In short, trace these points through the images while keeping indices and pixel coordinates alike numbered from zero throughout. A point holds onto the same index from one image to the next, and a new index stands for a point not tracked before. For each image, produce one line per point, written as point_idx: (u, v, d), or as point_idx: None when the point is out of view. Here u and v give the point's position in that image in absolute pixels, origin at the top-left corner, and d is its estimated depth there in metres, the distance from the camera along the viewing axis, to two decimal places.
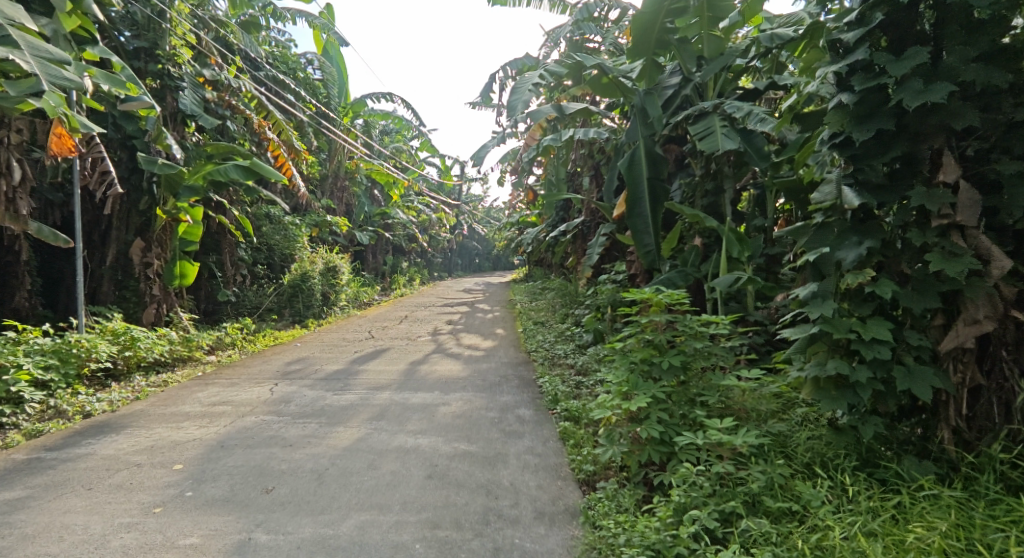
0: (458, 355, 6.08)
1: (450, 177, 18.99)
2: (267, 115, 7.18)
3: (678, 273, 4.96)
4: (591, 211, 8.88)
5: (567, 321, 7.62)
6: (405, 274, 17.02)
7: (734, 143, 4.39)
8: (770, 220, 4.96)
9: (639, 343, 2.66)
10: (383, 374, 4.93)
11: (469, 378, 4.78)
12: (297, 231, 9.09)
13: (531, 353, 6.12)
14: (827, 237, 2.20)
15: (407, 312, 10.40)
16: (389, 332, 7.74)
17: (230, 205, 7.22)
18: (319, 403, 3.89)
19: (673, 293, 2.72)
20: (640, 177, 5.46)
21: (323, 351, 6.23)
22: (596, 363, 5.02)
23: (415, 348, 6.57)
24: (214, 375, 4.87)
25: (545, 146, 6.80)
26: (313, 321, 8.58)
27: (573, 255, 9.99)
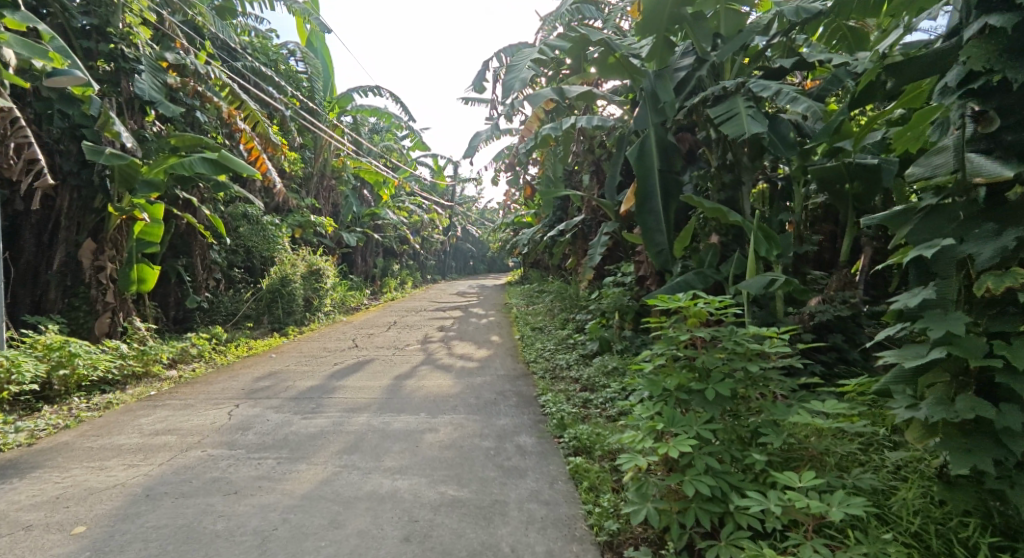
0: (450, 367, 5.50)
1: (443, 176, 18.43)
2: (240, 106, 6.60)
3: (697, 276, 4.44)
4: (592, 209, 8.35)
5: (568, 327, 7.05)
6: (397, 277, 16.42)
7: (762, 126, 3.84)
8: (799, 214, 4.43)
9: (673, 365, 2.10)
10: (364, 391, 4.35)
11: (462, 396, 4.21)
12: (278, 232, 8.49)
13: (531, 363, 5.55)
14: (945, 227, 1.88)
15: (397, 318, 9.80)
16: (375, 341, 7.14)
17: (200, 203, 6.63)
18: (284, 431, 3.30)
19: (715, 301, 2.17)
20: (651, 169, 4.95)
21: (301, 363, 5.64)
22: (604, 377, 4.47)
23: (403, 359, 5.99)
24: (169, 394, 4.26)
25: (544, 136, 6.24)
26: (294, 328, 7.97)
27: (573, 256, 9.44)
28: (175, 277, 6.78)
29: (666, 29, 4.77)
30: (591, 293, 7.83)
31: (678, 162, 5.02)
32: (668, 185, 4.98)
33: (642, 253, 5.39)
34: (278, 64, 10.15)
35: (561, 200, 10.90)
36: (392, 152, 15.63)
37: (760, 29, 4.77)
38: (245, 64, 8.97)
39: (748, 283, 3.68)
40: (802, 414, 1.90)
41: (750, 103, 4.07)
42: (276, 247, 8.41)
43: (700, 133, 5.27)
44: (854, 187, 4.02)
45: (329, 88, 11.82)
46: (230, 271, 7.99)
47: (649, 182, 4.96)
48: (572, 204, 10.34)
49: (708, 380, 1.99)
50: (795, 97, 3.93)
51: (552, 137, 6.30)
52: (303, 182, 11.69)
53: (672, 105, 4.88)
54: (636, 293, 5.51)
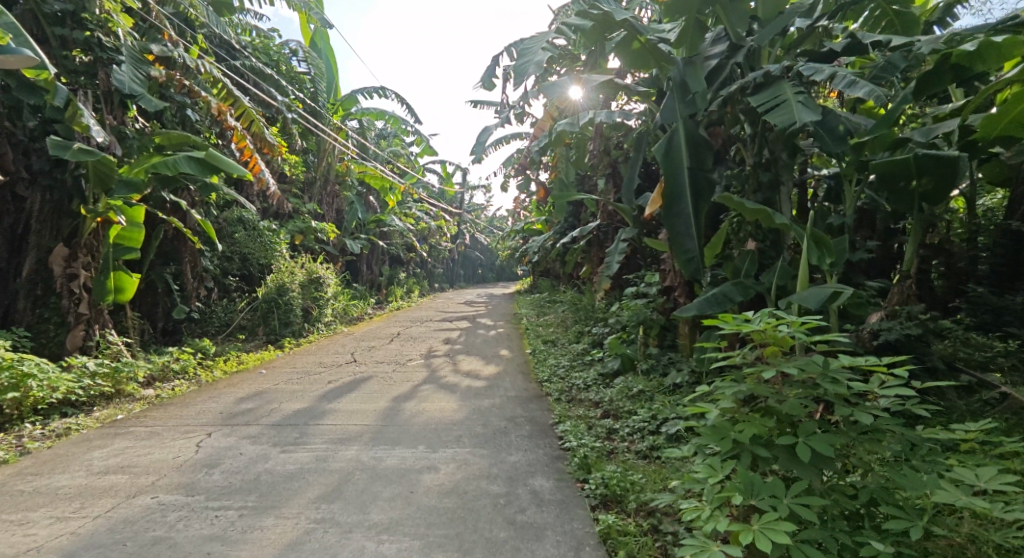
0: (455, 385, 5.00)
1: (451, 183, 18.02)
2: (234, 104, 6.18)
3: (736, 287, 3.88)
4: (608, 214, 7.86)
5: (583, 342, 6.52)
6: (403, 286, 15.97)
7: (815, 115, 3.34)
8: (852, 216, 3.90)
9: (750, 408, 1.58)
10: (357, 416, 3.85)
11: (468, 423, 3.70)
12: (275, 238, 8.06)
13: (544, 382, 5.03)
14: None
15: (401, 329, 9.33)
16: (376, 354, 6.67)
17: (190, 207, 6.22)
18: (257, 469, 2.80)
19: (802, 322, 1.64)
20: (680, 165, 4.45)
21: (294, 380, 5.17)
22: (629, 403, 3.94)
23: (404, 376, 5.49)
24: (137, 418, 3.80)
25: (558, 133, 5.72)
26: (290, 340, 7.51)
27: (587, 265, 8.93)
28: (162, 285, 6.37)
29: (698, 10, 4.30)
30: (607, 304, 7.30)
31: (709, 159, 4.51)
32: (699, 183, 4.47)
33: (668, 261, 4.87)
34: (280, 65, 9.82)
35: (573, 206, 10.42)
36: (399, 158, 15.26)
37: (802, 11, 4.29)
38: (244, 63, 8.62)
39: (799, 295, 3.12)
40: (945, 489, 1.37)
41: (799, 89, 3.57)
42: (273, 253, 7.98)
43: (733, 128, 4.77)
44: (921, 184, 3.48)
45: (333, 90, 11.48)
46: (224, 280, 7.55)
47: (677, 180, 4.45)
48: (586, 210, 9.85)
49: (800, 432, 1.46)
50: (854, 81, 3.44)
51: (566, 134, 5.80)
52: (306, 187, 11.31)
53: (704, 95, 4.39)
54: (661, 305, 4.97)
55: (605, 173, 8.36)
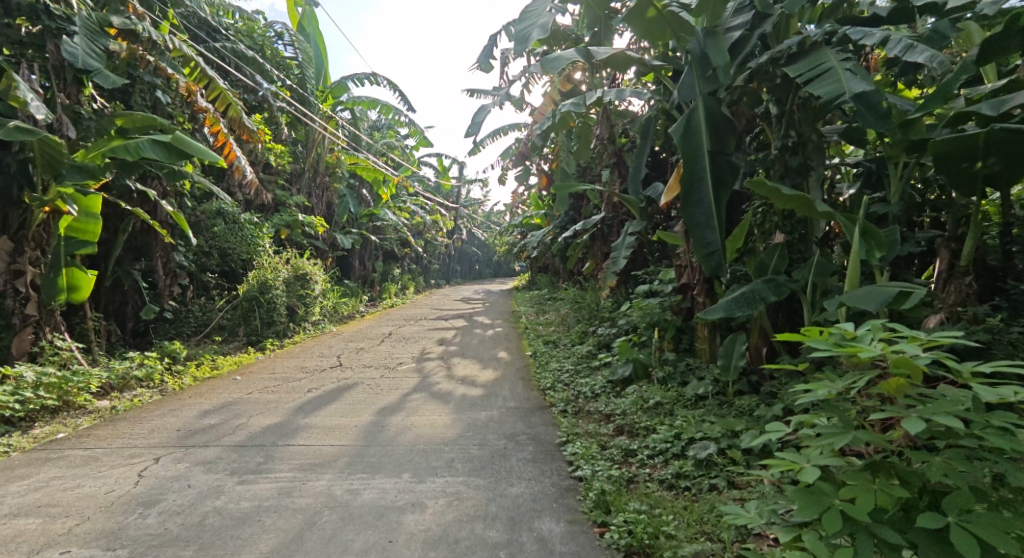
0: (448, 394, 4.52)
1: (447, 177, 17.48)
2: (208, 86, 5.75)
3: (768, 286, 3.41)
4: (613, 206, 7.40)
5: (588, 344, 6.04)
6: (397, 282, 15.46)
7: (868, 84, 2.86)
8: (899, 205, 3.43)
9: (877, 469, 1.38)
10: (335, 433, 3.36)
11: (462, 443, 3.22)
12: (257, 232, 7.55)
13: (547, 390, 4.57)
14: None
15: (394, 328, 8.84)
16: (364, 357, 6.18)
17: (161, 198, 5.81)
18: (203, 507, 2.32)
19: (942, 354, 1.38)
20: (700, 150, 3.97)
21: (271, 388, 4.69)
22: (645, 417, 3.49)
23: (393, 382, 5.02)
24: (80, 436, 3.32)
25: (562, 115, 5.18)
26: (273, 341, 7.01)
27: (590, 261, 8.45)
28: (130, 283, 5.87)
29: None
30: (613, 303, 6.83)
31: (732, 142, 4.03)
32: (720, 169, 3.98)
33: (686, 257, 4.41)
34: (265, 49, 9.28)
35: (574, 199, 9.91)
36: (393, 150, 14.72)
37: None
38: (224, 46, 8.08)
39: (855, 296, 2.62)
40: None
41: (845, 56, 3.08)
42: (255, 248, 7.46)
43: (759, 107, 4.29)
44: (987, 166, 3.00)
45: (322, 77, 10.94)
46: (201, 277, 7.05)
47: (697, 166, 3.96)
48: (587, 203, 9.36)
49: (948, 510, 1.26)
50: (911, 45, 2.97)
51: (571, 115, 5.29)
52: (295, 178, 10.78)
53: (727, 70, 3.90)
54: (677, 303, 4.51)
55: (609, 163, 7.86)
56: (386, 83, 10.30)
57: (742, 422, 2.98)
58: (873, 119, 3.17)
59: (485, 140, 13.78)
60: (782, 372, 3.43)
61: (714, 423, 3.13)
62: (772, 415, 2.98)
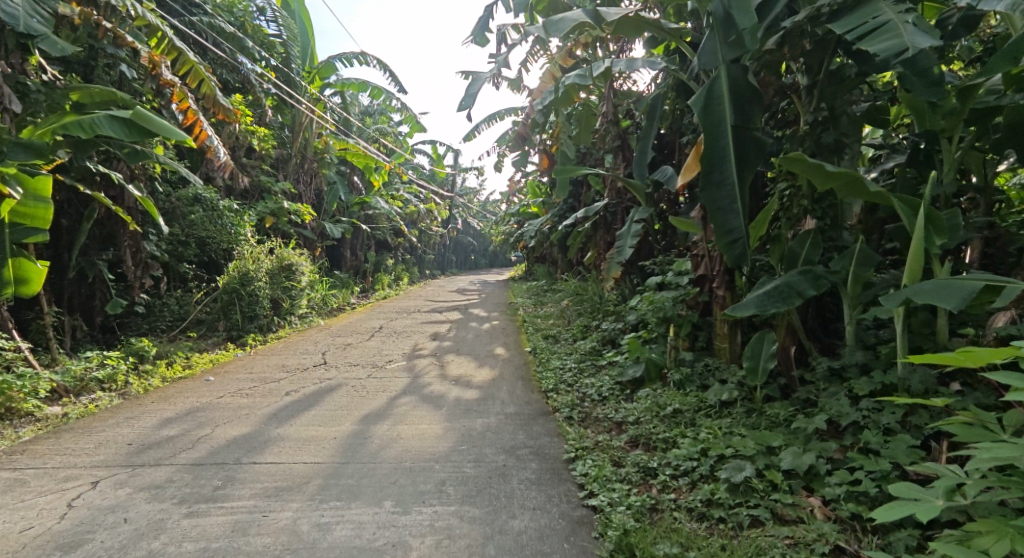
0: (440, 397, 4.11)
1: (441, 165, 17.00)
2: (177, 59, 5.30)
3: (804, 278, 2.98)
4: (617, 191, 6.98)
5: (591, 340, 5.63)
6: (391, 273, 15.00)
7: (931, 39, 2.53)
8: (952, 186, 3.03)
9: None
10: (309, 447, 2.94)
11: (454, 460, 2.81)
12: (237, 220, 7.08)
13: (550, 392, 4.17)
14: None
15: (385, 322, 8.41)
16: (351, 354, 5.77)
17: (129, 182, 5.36)
18: (136, 551, 1.90)
19: None
20: (722, 126, 3.56)
21: (247, 389, 4.26)
22: (664, 427, 3.08)
23: (381, 382, 4.60)
24: (15, 450, 2.89)
25: (565, 88, 4.70)
26: (255, 336, 6.58)
27: (591, 251, 8.02)
28: (96, 274, 5.42)
29: None
30: (618, 295, 6.42)
31: (757, 116, 3.62)
32: (744, 147, 3.59)
33: (704, 245, 4.00)
34: (245, 25, 8.74)
35: (573, 186, 9.45)
36: (385, 136, 14.20)
37: None
38: (201, 21, 7.60)
39: (926, 290, 2.28)
40: None
41: (905, 8, 2.76)
42: (235, 237, 6.99)
43: (787, 78, 3.88)
44: None
45: (309, 57, 10.41)
46: (177, 268, 6.59)
47: (718, 144, 3.56)
48: (588, 190, 8.91)
49: None
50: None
51: (576, 90, 4.86)
52: (281, 164, 10.27)
53: (754, 33, 3.48)
54: (693, 296, 4.08)
55: (612, 146, 7.41)
56: (375, 62, 9.77)
57: (779, 437, 2.57)
58: (927, 86, 2.91)
59: (480, 125, 13.26)
60: (819, 376, 3.03)
61: (745, 436, 2.73)
62: (813, 428, 2.58)
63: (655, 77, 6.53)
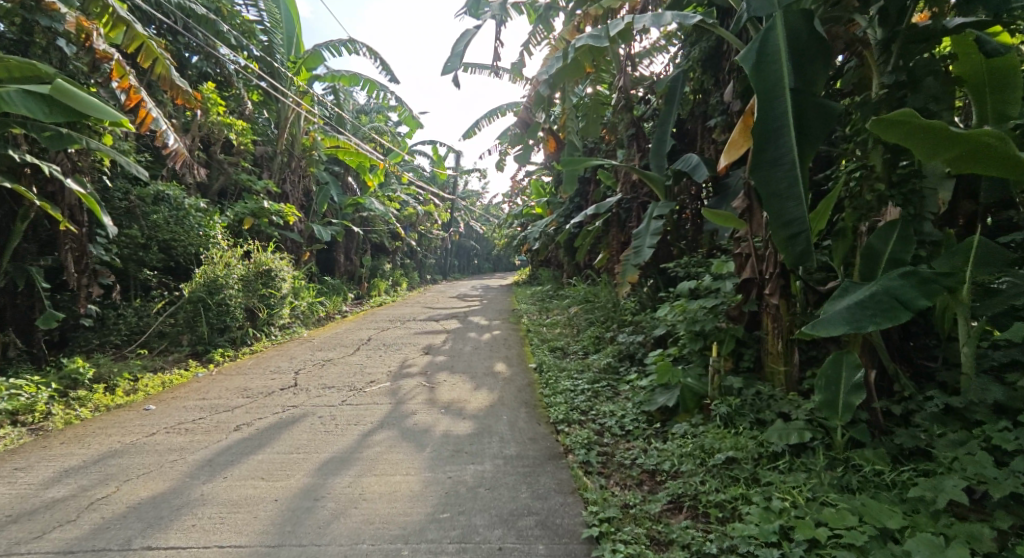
0: (425, 432, 3.35)
1: (442, 166, 16.31)
2: (125, 34, 4.65)
3: (908, 282, 2.16)
4: (631, 185, 6.24)
5: (606, 356, 4.85)
6: (388, 279, 14.26)
7: None
8: None
9: None
10: (233, 517, 2.17)
11: (430, 539, 2.05)
12: (206, 221, 6.35)
13: (561, 425, 3.40)
14: None
15: (376, 332, 7.66)
16: (330, 372, 5.01)
17: (69, 176, 4.65)
18: None
19: None
20: (779, 89, 2.80)
21: (191, 421, 3.50)
22: (718, 484, 2.29)
23: (357, 411, 3.83)
24: None
25: (576, 54, 3.98)
26: (225, 350, 5.83)
27: (602, 253, 7.26)
28: (32, 283, 4.70)
29: None
30: (634, 302, 5.65)
31: (822, 78, 2.87)
32: (805, 117, 2.82)
33: (754, 242, 3.23)
34: (222, 9, 8.06)
35: (580, 182, 8.69)
36: (381, 134, 13.50)
37: None
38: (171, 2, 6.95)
39: None
40: None
41: None
42: (205, 240, 6.26)
43: (855, 32, 3.15)
44: None
45: (296, 47, 9.71)
46: (137, 275, 5.85)
47: (774, 112, 2.79)
48: (597, 186, 8.15)
49: None
50: None
51: (589, 61, 4.15)
52: (265, 162, 9.57)
53: None
54: (735, 305, 3.29)
55: (626, 135, 6.67)
56: (365, 50, 9.04)
57: (896, 514, 1.78)
58: None
59: (480, 121, 12.52)
60: (926, 416, 2.24)
61: (840, 508, 1.93)
62: (944, 501, 1.78)
63: (675, 54, 5.79)
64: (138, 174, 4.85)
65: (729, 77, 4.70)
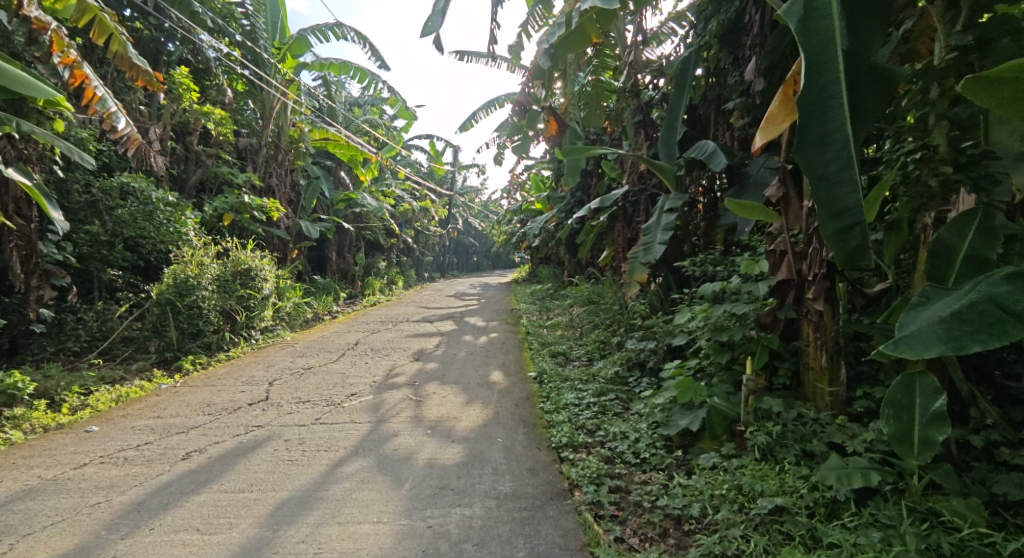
0: (407, 459, 2.88)
1: (438, 160, 15.79)
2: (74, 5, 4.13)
3: (1016, 288, 1.68)
4: (639, 175, 5.76)
5: (613, 365, 4.37)
6: (383, 277, 13.77)
7: None
8: None
9: None
10: None
11: None
12: (177, 216, 5.83)
13: (565, 452, 2.92)
14: None
15: (365, 335, 7.17)
16: (308, 382, 4.53)
17: (10, 165, 4.14)
18: None
19: None
20: (831, 50, 2.30)
21: (135, 447, 3.01)
22: (765, 544, 1.82)
23: (332, 431, 3.35)
24: None
25: (581, 18, 3.49)
26: (196, 357, 5.35)
27: (606, 249, 6.77)
28: None
29: None
30: (643, 304, 5.17)
31: (880, 37, 2.38)
32: (859, 84, 2.33)
33: (793, 235, 2.76)
34: None
35: (582, 175, 8.19)
36: (375, 127, 12.98)
37: None
38: None
39: None
40: None
41: None
42: (176, 237, 5.76)
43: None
44: None
45: (282, 32, 9.19)
46: (100, 275, 5.36)
47: (824, 78, 2.30)
48: (600, 179, 7.67)
49: None
50: None
51: (595, 28, 3.66)
52: (248, 155, 9.06)
53: None
54: (768, 311, 2.80)
55: (633, 122, 6.17)
56: (353, 35, 8.52)
57: None
58: None
59: (477, 113, 12.01)
60: None
61: None
62: None
63: (688, 31, 5.28)
64: (88, 162, 4.43)
65: (751, 53, 4.18)
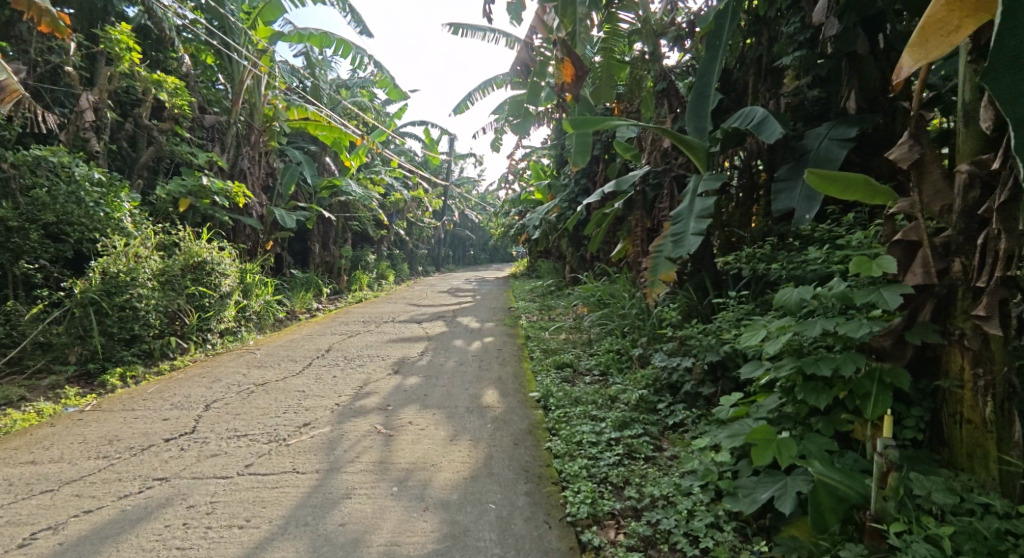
0: (354, 545, 1.96)
1: (432, 147, 14.79)
2: None
3: None
4: (662, 152, 4.81)
5: (637, 387, 3.46)
6: (372, 271, 12.81)
7: None
8: None
9: None
10: None
11: None
12: (109, 199, 4.85)
13: (587, 535, 2.00)
14: None
15: (341, 339, 6.23)
16: (254, 407, 3.60)
17: None
18: None
19: None
20: None
21: None
22: None
23: (261, 487, 2.41)
24: None
25: None
26: (127, 368, 4.42)
27: (620, 241, 5.84)
28: None
29: None
30: (670, 307, 4.26)
31: None
32: None
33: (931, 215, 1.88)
34: None
35: (589, 159, 7.25)
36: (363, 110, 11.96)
37: None
38: None
39: None
40: None
41: None
42: (108, 223, 4.79)
43: None
44: None
45: None
46: (12, 268, 4.44)
47: None
48: (610, 162, 6.73)
49: None
50: None
51: None
52: (217, 135, 8.10)
53: None
54: (887, 331, 1.88)
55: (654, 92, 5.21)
56: None
57: None
58: None
59: (473, 94, 11.04)
60: None
61: None
62: None
63: None
64: None
65: None
